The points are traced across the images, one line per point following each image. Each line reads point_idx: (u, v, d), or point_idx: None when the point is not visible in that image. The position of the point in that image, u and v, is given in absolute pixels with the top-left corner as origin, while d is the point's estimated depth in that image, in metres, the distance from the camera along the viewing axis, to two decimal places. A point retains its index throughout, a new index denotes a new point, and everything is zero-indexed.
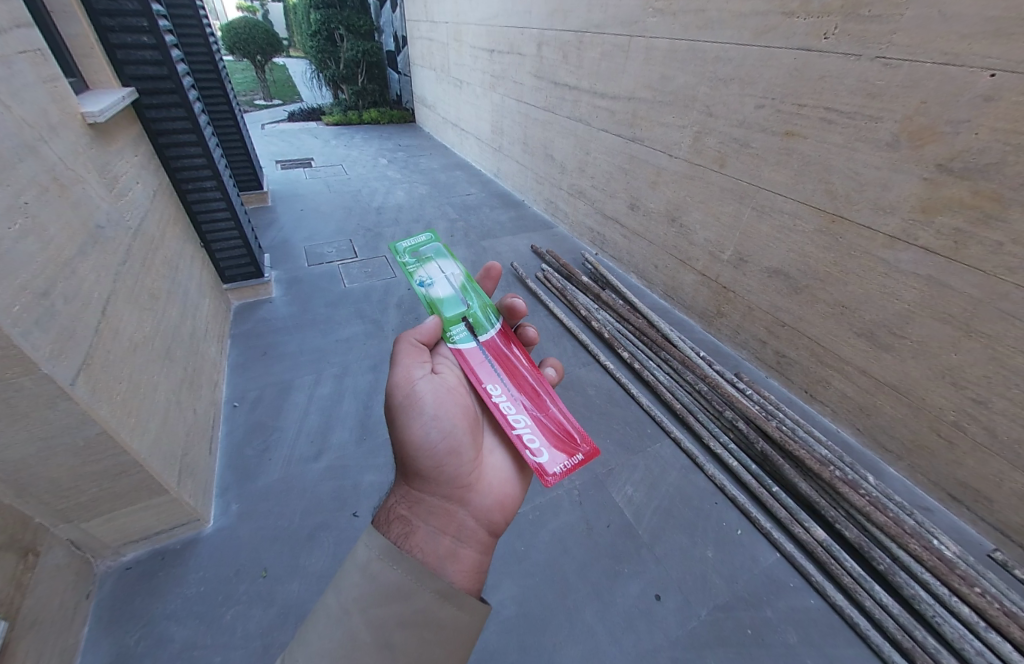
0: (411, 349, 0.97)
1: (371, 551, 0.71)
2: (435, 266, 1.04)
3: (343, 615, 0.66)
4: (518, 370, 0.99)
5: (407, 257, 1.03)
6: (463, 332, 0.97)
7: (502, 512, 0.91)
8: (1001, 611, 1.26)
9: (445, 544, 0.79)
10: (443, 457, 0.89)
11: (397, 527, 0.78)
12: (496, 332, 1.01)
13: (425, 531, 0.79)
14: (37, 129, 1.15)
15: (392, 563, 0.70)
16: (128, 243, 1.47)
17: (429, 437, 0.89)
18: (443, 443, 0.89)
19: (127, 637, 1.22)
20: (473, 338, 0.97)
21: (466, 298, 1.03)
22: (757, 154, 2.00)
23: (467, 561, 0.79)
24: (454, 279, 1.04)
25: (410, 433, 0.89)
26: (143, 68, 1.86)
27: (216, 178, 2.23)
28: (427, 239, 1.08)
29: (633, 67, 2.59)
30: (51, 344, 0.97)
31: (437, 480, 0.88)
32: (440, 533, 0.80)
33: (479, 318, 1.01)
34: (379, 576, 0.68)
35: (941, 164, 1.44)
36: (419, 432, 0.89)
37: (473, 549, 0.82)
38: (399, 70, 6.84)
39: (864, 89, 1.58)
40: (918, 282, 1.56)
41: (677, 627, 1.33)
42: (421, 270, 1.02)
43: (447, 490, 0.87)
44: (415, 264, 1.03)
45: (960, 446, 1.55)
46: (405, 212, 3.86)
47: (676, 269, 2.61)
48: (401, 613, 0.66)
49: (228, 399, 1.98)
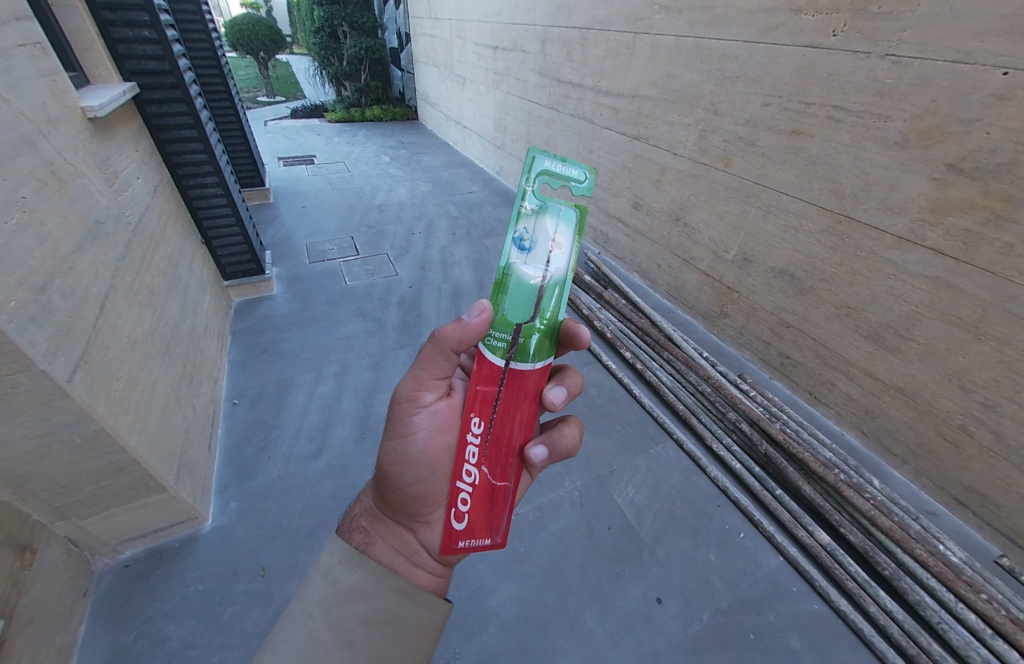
0: (431, 362, 0.83)
1: (333, 555, 0.70)
2: (547, 235, 0.71)
3: (306, 618, 0.65)
4: (513, 428, 0.78)
5: (525, 197, 0.73)
6: (503, 344, 0.73)
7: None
8: (1009, 619, 1.23)
9: (402, 561, 0.79)
10: (420, 485, 0.84)
11: (359, 536, 0.81)
12: (536, 370, 0.75)
13: (383, 545, 0.80)
14: (35, 122, 1.14)
15: (353, 564, 0.70)
16: (127, 239, 1.46)
17: (408, 463, 0.83)
18: (423, 471, 0.84)
19: (124, 635, 1.22)
20: (504, 360, 0.73)
21: (540, 306, 0.72)
22: (763, 152, 1.98)
23: (424, 579, 0.79)
24: (549, 272, 0.72)
25: (391, 452, 0.84)
26: (144, 63, 1.84)
27: (217, 175, 2.22)
28: (567, 190, 0.72)
29: (638, 64, 2.57)
30: (48, 341, 0.96)
31: (405, 501, 0.84)
32: (393, 553, 0.79)
33: (531, 341, 0.73)
34: (341, 579, 0.68)
35: (951, 164, 1.42)
36: (401, 455, 0.83)
37: (430, 573, 0.81)
38: (403, 67, 6.82)
39: (873, 87, 1.56)
40: (925, 283, 1.54)
41: (679, 631, 1.31)
42: (525, 224, 0.72)
43: (414, 511, 0.84)
44: (527, 216, 0.72)
45: (967, 450, 1.53)
46: (407, 210, 3.85)
47: (679, 268, 2.59)
48: (363, 612, 0.66)
49: (228, 397, 1.97)
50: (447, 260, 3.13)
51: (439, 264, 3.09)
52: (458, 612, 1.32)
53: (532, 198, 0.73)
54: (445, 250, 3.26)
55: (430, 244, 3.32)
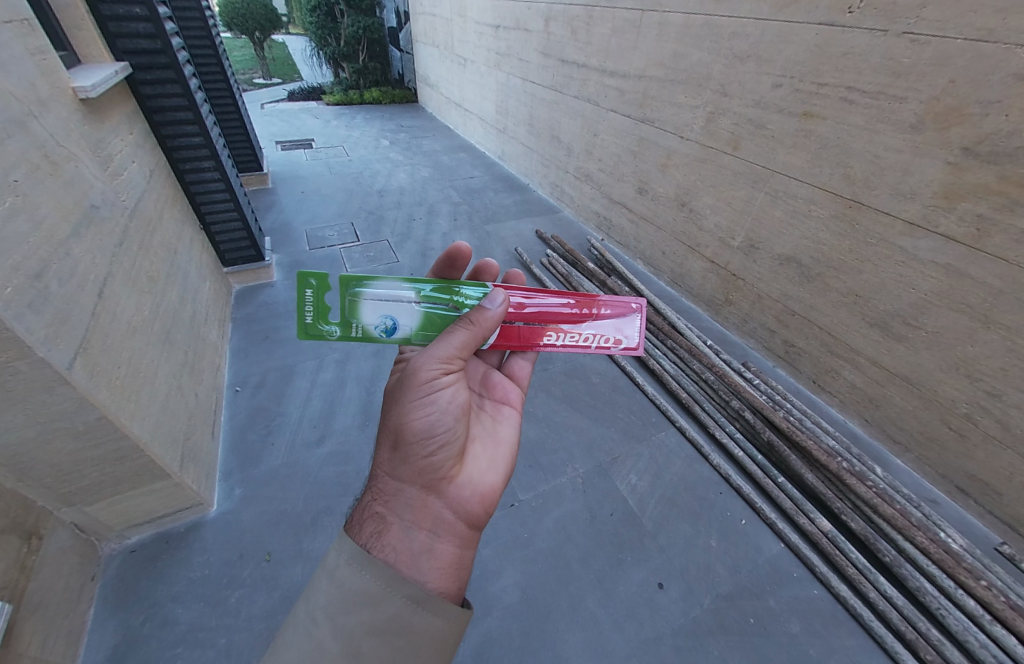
0: (453, 335, 0.82)
1: (340, 555, 0.69)
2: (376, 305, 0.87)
3: (311, 624, 0.65)
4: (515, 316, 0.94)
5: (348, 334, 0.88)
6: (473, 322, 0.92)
7: (487, 504, 0.87)
8: (1009, 604, 1.25)
9: (421, 539, 0.75)
10: (432, 451, 0.82)
11: (370, 525, 0.75)
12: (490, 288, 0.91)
13: (399, 527, 0.75)
14: (25, 103, 1.10)
15: (360, 568, 0.68)
16: (123, 224, 1.43)
17: (419, 427, 0.81)
18: (439, 438, 0.83)
19: (133, 619, 1.23)
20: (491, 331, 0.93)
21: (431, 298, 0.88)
22: (772, 135, 1.93)
23: (446, 557, 0.76)
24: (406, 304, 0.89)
25: (406, 425, 0.80)
26: (136, 41, 1.79)
27: (214, 159, 2.18)
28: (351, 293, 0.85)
29: (645, 44, 2.49)
30: (46, 328, 0.94)
31: (419, 470, 0.81)
32: (414, 529, 0.75)
33: (466, 290, 0.89)
34: (347, 583, 0.67)
35: (967, 148, 1.38)
36: (419, 425, 0.81)
37: (452, 544, 0.78)
38: (402, 48, 6.65)
39: (889, 67, 1.50)
40: (935, 271, 1.52)
41: (680, 615, 1.33)
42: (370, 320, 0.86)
43: (425, 481, 0.81)
44: (362, 328, 0.87)
45: (971, 438, 1.53)
46: (407, 195, 3.79)
47: (684, 255, 2.55)
48: (370, 621, 0.65)
49: (231, 384, 1.97)
50: None
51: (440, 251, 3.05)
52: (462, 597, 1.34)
53: (347, 326, 0.87)
54: (447, 237, 3.21)
55: (431, 230, 3.28)
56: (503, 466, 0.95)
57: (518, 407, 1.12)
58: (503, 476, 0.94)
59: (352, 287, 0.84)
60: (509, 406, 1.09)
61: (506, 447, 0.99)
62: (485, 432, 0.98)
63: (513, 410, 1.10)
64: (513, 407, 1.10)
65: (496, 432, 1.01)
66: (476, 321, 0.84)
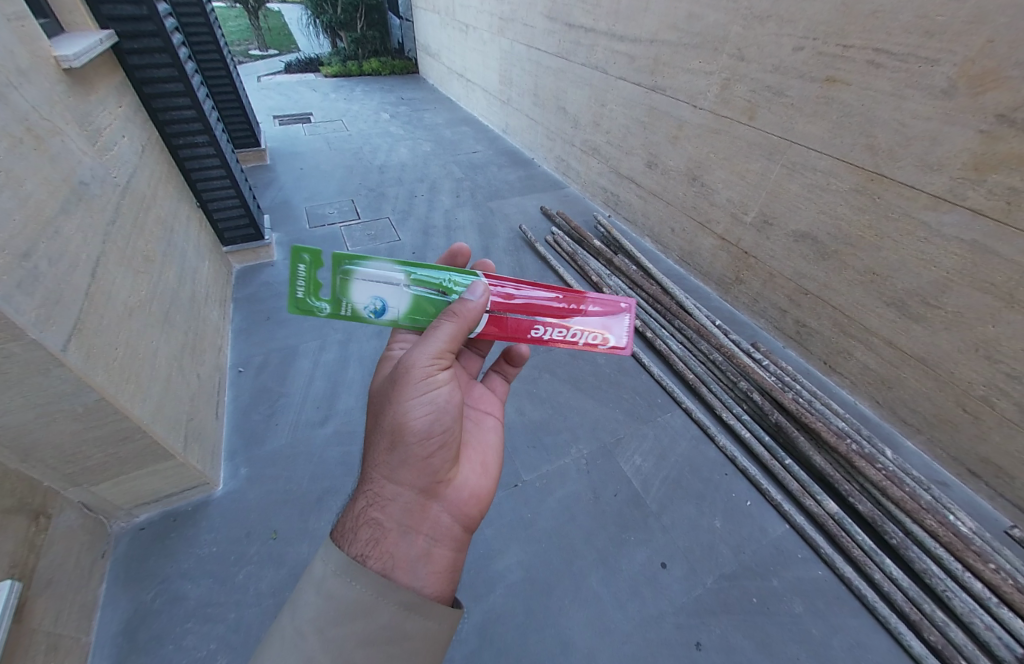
0: (438, 330, 0.79)
1: (327, 566, 0.66)
2: (369, 284, 0.80)
3: (299, 638, 0.62)
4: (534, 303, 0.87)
5: (335, 313, 0.81)
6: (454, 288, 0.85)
7: (479, 506, 0.87)
8: (1016, 587, 1.24)
9: (418, 544, 0.74)
10: (432, 453, 0.80)
11: (365, 533, 0.72)
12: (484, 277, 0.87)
13: (397, 532, 0.73)
14: (4, 72, 1.05)
15: (351, 577, 0.66)
16: (115, 201, 1.39)
17: (428, 430, 0.79)
18: (438, 438, 0.80)
19: (144, 595, 1.26)
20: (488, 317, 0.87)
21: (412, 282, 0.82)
22: (791, 103, 1.82)
23: (441, 562, 0.75)
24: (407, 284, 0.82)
25: (403, 423, 0.77)
26: (120, 8, 1.70)
27: (208, 133, 2.10)
28: (340, 274, 0.79)
29: (658, 4, 2.35)
30: (38, 309, 0.92)
31: (419, 473, 0.78)
32: (412, 534, 0.74)
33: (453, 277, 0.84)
34: (337, 591, 0.64)
35: (1003, 115, 1.28)
36: (417, 424, 0.78)
37: (446, 547, 0.77)
38: (401, 14, 6.37)
39: (922, 26, 1.39)
40: (959, 248, 1.44)
41: (682, 594, 1.34)
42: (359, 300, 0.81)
43: (428, 483, 0.79)
44: (353, 306, 0.82)
45: (986, 421, 1.49)
46: (409, 171, 3.70)
47: (693, 231, 2.47)
48: (362, 631, 0.63)
49: (233, 365, 1.96)
50: (451, 224, 3.02)
51: (443, 229, 2.98)
52: (466, 575, 1.35)
53: (336, 304, 0.81)
54: (449, 214, 3.14)
55: (433, 207, 3.21)
56: (494, 469, 0.97)
57: (500, 414, 1.13)
58: (493, 477, 0.94)
59: (343, 265, 0.78)
60: (493, 413, 1.11)
61: (493, 449, 1.00)
62: (473, 436, 1.00)
63: (497, 416, 1.12)
64: (496, 414, 1.11)
65: (484, 439, 1.01)
66: (461, 312, 0.80)
